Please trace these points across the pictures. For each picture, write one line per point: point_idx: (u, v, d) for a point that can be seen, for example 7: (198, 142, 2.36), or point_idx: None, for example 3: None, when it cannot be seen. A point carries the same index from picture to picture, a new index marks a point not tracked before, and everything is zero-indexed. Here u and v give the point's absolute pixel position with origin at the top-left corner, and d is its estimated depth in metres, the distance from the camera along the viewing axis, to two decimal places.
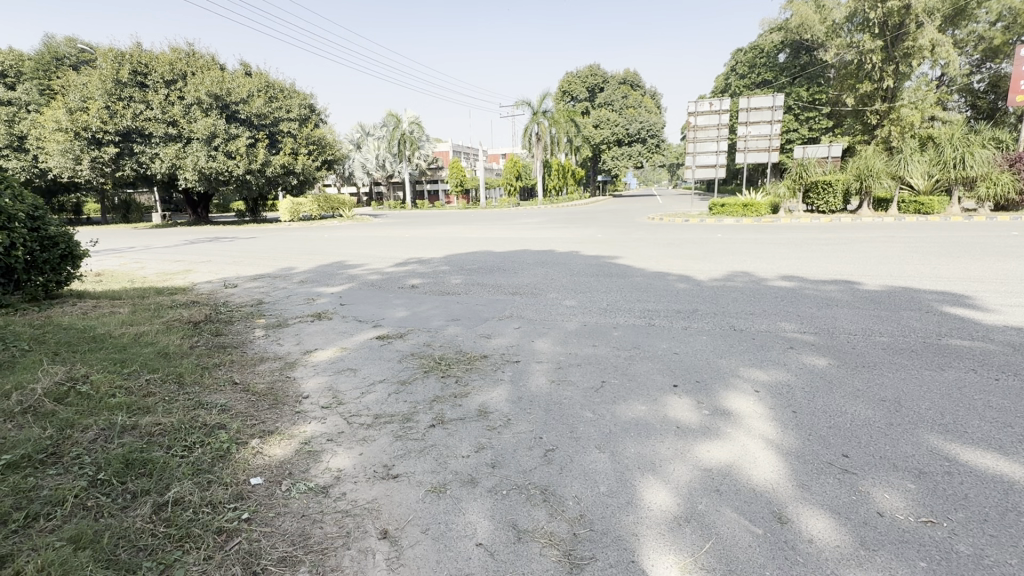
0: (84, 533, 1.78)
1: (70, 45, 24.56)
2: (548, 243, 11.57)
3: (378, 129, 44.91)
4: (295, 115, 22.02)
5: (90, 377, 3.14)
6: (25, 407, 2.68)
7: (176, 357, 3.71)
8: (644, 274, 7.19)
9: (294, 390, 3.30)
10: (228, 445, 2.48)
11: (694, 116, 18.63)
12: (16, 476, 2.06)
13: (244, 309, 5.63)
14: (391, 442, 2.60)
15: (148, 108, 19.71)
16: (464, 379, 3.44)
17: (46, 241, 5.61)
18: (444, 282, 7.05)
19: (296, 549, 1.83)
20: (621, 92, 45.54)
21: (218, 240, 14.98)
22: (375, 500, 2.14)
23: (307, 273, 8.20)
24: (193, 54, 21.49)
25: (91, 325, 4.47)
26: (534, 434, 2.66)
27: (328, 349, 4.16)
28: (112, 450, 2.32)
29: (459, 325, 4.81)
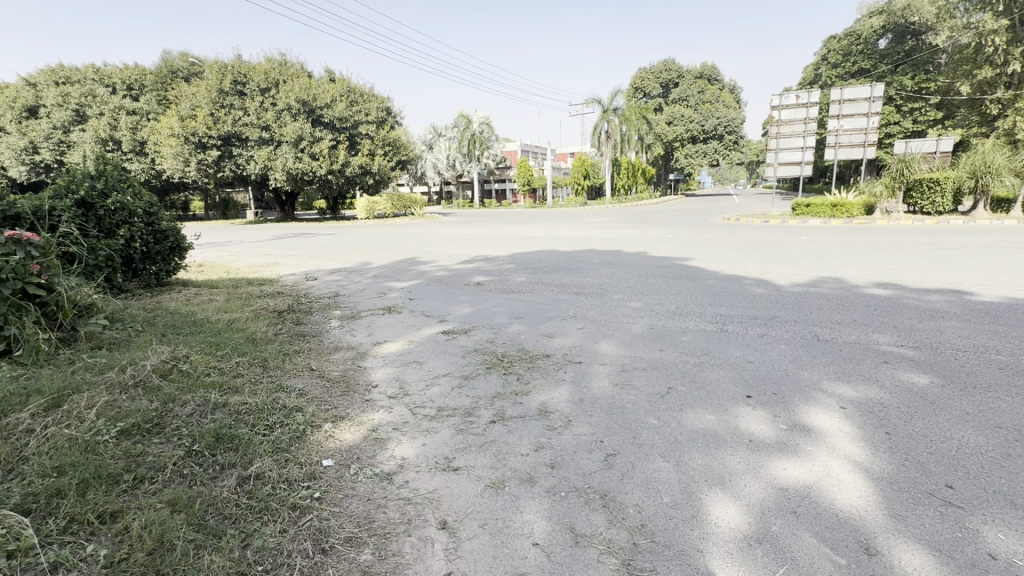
0: (180, 498, 1.96)
1: (183, 59, 27.42)
2: (615, 243, 11.32)
3: (450, 130, 46.19)
4: (373, 118, 23.22)
5: (190, 357, 3.48)
6: (136, 380, 3.00)
7: (262, 342, 4.03)
8: (717, 277, 6.84)
9: (364, 378, 3.47)
10: (304, 428, 2.65)
11: (778, 110, 17.44)
12: (128, 442, 2.32)
13: (322, 300, 5.99)
14: (454, 435, 2.66)
15: (245, 114, 21.50)
16: (526, 377, 3.44)
17: (159, 234, 6.30)
18: (509, 280, 7.12)
19: (361, 531, 1.92)
20: (698, 86, 43.81)
21: (301, 236, 16.07)
22: (436, 490, 2.19)
23: (380, 268, 8.60)
24: (285, 64, 23.33)
25: (193, 310, 4.96)
26: (595, 437, 2.60)
27: (396, 342, 4.32)
28: (206, 425, 2.55)
29: (522, 323, 4.83)
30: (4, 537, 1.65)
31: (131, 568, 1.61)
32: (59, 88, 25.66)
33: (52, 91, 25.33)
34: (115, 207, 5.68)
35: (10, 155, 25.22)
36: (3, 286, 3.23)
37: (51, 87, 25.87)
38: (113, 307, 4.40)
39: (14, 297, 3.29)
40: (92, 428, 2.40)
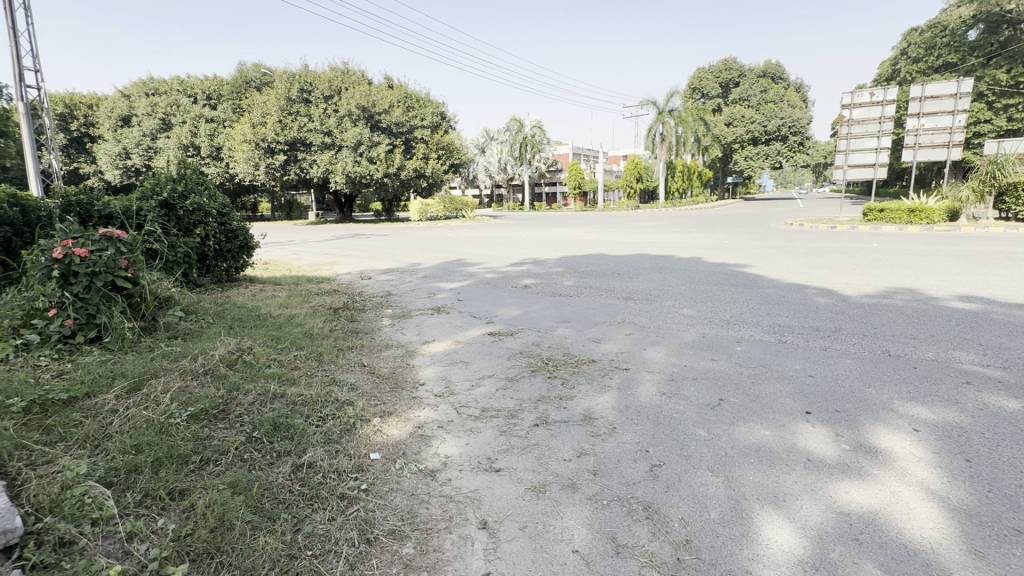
0: (240, 480, 2.10)
1: (255, 70, 28.91)
2: (668, 248, 11.02)
3: (502, 134, 46.67)
4: (428, 122, 23.83)
5: (253, 349, 3.71)
6: (206, 368, 3.24)
7: (318, 337, 4.23)
8: (777, 285, 6.51)
9: (412, 376, 3.57)
10: (354, 421, 2.76)
11: (849, 109, 16.38)
12: (196, 426, 2.50)
13: (375, 299, 6.21)
14: (497, 436, 2.68)
15: (310, 121, 22.74)
16: (571, 382, 3.42)
17: (230, 233, 6.77)
18: (557, 283, 7.08)
19: (404, 524, 1.97)
20: (761, 86, 41.95)
21: (358, 237, 16.74)
22: (477, 490, 2.21)
23: (430, 269, 8.79)
24: (348, 72, 24.45)
25: (257, 305, 5.28)
26: (639, 446, 2.54)
27: (444, 342, 4.40)
28: (265, 414, 2.71)
29: (569, 327, 4.79)
30: (89, 504, 1.83)
31: (195, 543, 1.73)
32: (149, 99, 28.14)
33: (143, 102, 27.84)
34: (193, 208, 6.16)
35: (107, 160, 27.94)
36: (97, 278, 3.59)
37: (142, 98, 28.41)
38: (188, 300, 4.77)
39: (106, 288, 3.65)
40: (166, 411, 2.61)
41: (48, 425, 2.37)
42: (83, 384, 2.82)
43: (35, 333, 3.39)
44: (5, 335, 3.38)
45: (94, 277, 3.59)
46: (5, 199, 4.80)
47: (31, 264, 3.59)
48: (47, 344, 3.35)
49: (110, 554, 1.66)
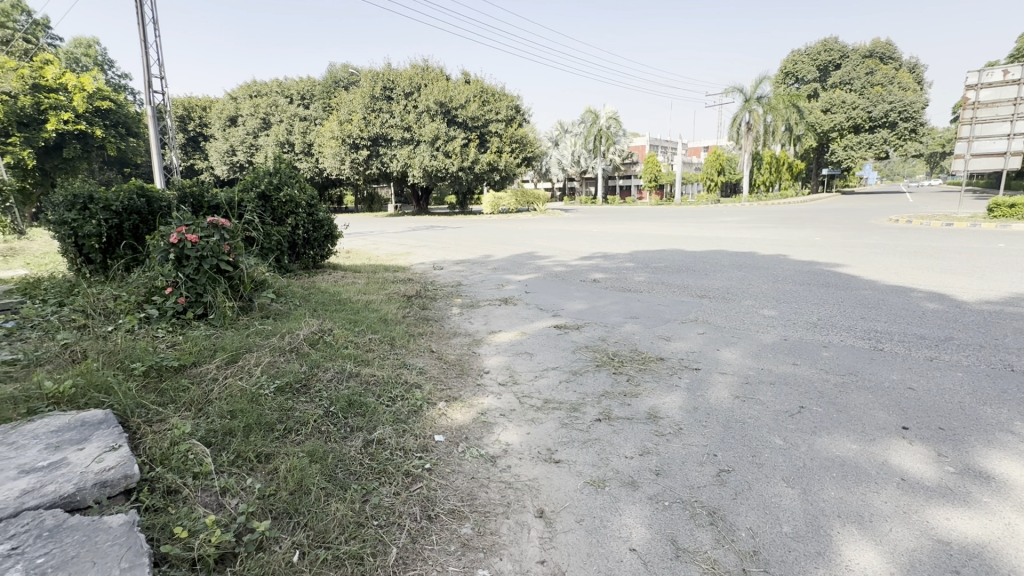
0: (317, 450, 2.27)
1: (344, 70, 30.62)
2: (750, 245, 10.34)
3: (576, 126, 46.09)
4: (503, 116, 24.04)
5: (333, 330, 3.98)
6: (292, 346, 3.52)
7: (392, 323, 4.46)
8: (876, 287, 5.90)
9: (478, 364, 3.65)
10: (421, 403, 2.89)
11: (975, 90, 14.38)
12: (282, 397, 2.73)
13: (446, 289, 6.41)
14: (558, 428, 2.68)
15: (391, 117, 23.81)
16: (636, 378, 3.33)
17: (317, 223, 7.27)
18: (627, 279, 6.90)
19: (463, 505, 2.04)
20: (867, 67, 38.03)
21: (433, 229, 17.35)
22: (536, 479, 2.23)
23: (500, 261, 8.92)
24: (428, 69, 25.25)
25: (339, 290, 5.65)
26: (707, 449, 2.43)
27: (510, 332, 4.46)
28: (341, 391, 2.90)
29: (637, 323, 4.66)
30: (191, 460, 2.06)
31: (276, 503, 1.90)
32: (252, 101, 30.86)
33: (247, 103, 30.58)
34: (286, 199, 6.69)
35: (217, 157, 31.10)
36: (204, 261, 4.03)
37: (246, 100, 31.17)
38: (280, 284, 5.21)
39: (212, 270, 4.08)
40: (257, 382, 2.88)
41: (162, 388, 2.70)
42: (191, 354, 3.18)
43: (155, 307, 3.88)
44: (132, 308, 3.89)
45: (202, 260, 4.02)
46: (134, 191, 5.49)
47: (153, 247, 4.10)
48: (165, 317, 3.82)
49: (205, 503, 1.87)
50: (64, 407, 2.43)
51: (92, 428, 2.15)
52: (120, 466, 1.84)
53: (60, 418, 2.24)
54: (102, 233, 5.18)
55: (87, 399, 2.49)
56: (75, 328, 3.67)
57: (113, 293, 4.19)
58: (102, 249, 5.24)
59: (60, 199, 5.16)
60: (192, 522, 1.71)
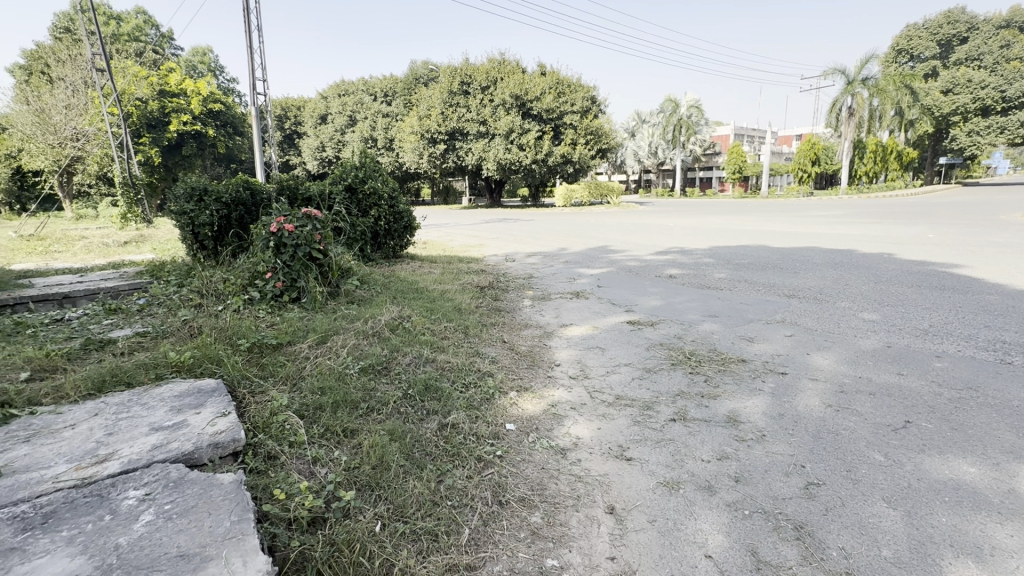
0: (396, 429, 2.39)
1: (424, 66, 31.40)
2: (848, 242, 9.43)
3: (654, 116, 44.35)
4: (579, 107, 23.65)
5: (411, 317, 4.16)
6: (375, 330, 3.74)
7: (466, 312, 4.58)
8: (1003, 292, 5.17)
9: (548, 356, 3.66)
10: (493, 391, 2.95)
11: None
12: (366, 378, 2.91)
13: (518, 280, 6.48)
14: (629, 425, 2.63)
15: (468, 111, 24.31)
16: (715, 380, 3.18)
17: (397, 215, 7.60)
18: (706, 275, 6.57)
19: (533, 494, 2.06)
20: (1002, 39, 33.12)
21: (506, 221, 17.55)
22: (607, 475, 2.20)
23: (573, 255, 8.83)
24: (504, 62, 25.42)
25: (417, 279, 5.90)
26: (793, 459, 2.28)
27: (582, 326, 4.42)
28: (418, 374, 3.04)
29: (717, 323, 4.44)
30: (288, 430, 2.26)
31: (360, 475, 2.03)
32: (341, 99, 32.77)
33: (337, 102, 32.56)
34: (370, 192, 7.07)
35: (309, 153, 33.55)
36: (299, 250, 4.38)
37: (335, 98, 33.15)
38: (363, 272, 5.52)
39: (304, 258, 4.42)
40: (344, 362, 3.10)
41: (263, 363, 2.98)
42: (287, 334, 3.46)
43: (257, 290, 4.27)
44: (237, 290, 4.31)
45: (297, 248, 4.38)
46: (240, 184, 6.05)
47: (255, 236, 4.51)
48: (265, 299, 4.20)
49: (299, 470, 2.03)
50: (184, 375, 2.75)
51: (207, 395, 2.42)
52: (230, 430, 2.05)
53: (182, 385, 2.56)
54: (213, 222, 5.78)
55: (202, 369, 2.80)
56: (193, 306, 4.13)
57: (223, 276, 4.66)
58: (213, 236, 5.85)
59: (181, 191, 5.81)
60: (288, 487, 1.87)
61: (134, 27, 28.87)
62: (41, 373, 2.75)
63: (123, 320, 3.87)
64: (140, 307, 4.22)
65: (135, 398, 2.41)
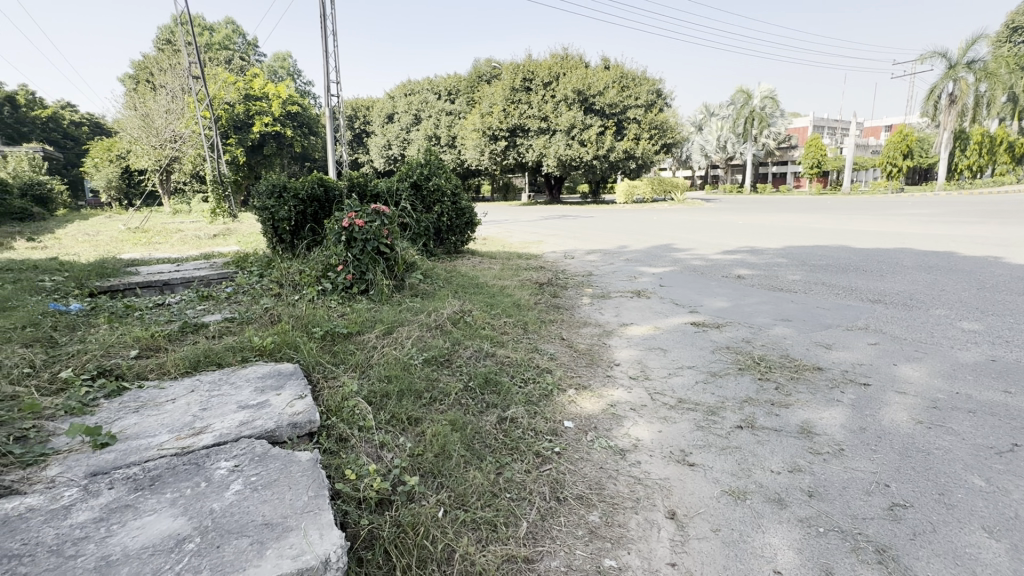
0: (458, 420, 2.46)
1: (488, 65, 30.98)
2: (946, 243, 8.55)
3: (724, 108, 42.32)
4: (642, 101, 23.11)
5: (472, 312, 4.24)
6: (437, 323, 3.85)
7: (525, 308, 4.62)
8: None
9: (608, 355, 3.61)
10: (552, 388, 2.96)
11: None
12: (429, 369, 3.01)
13: (577, 278, 6.43)
14: (693, 430, 2.54)
15: (529, 107, 24.32)
16: (787, 388, 3.00)
17: (459, 211, 7.76)
18: (779, 277, 6.20)
19: (592, 493, 2.05)
20: None
21: (565, 218, 17.43)
22: (668, 479, 2.15)
23: (634, 253, 8.63)
24: (567, 57, 25.21)
25: (477, 275, 6.00)
26: (876, 477, 2.11)
27: (643, 326, 4.32)
28: (478, 368, 3.10)
29: (790, 327, 4.18)
30: (357, 415, 2.38)
31: (423, 462, 2.11)
32: (407, 99, 33.88)
33: (403, 101, 33.68)
34: (434, 189, 7.27)
35: (377, 151, 35.03)
36: (368, 244, 4.60)
37: (401, 98, 34.29)
38: (426, 266, 5.70)
39: (373, 252, 4.64)
40: (409, 352, 3.22)
41: (334, 350, 3.16)
42: (357, 324, 3.65)
43: (329, 281, 4.53)
44: (312, 282, 4.59)
45: (366, 243, 4.61)
46: (315, 181, 6.42)
47: (328, 230, 4.78)
48: (336, 291, 4.45)
49: (367, 453, 2.14)
50: (266, 359, 2.97)
51: (286, 378, 2.61)
52: (306, 412, 2.20)
53: (263, 368, 2.77)
54: (291, 218, 6.20)
55: (281, 354, 3.02)
56: (273, 295, 4.45)
57: (299, 268, 4.98)
58: (291, 230, 6.27)
59: (263, 188, 6.24)
60: (358, 468, 1.98)
61: (225, 36, 31.34)
62: (147, 351, 3.07)
63: (214, 306, 4.24)
64: (227, 295, 4.60)
65: (224, 378, 2.64)
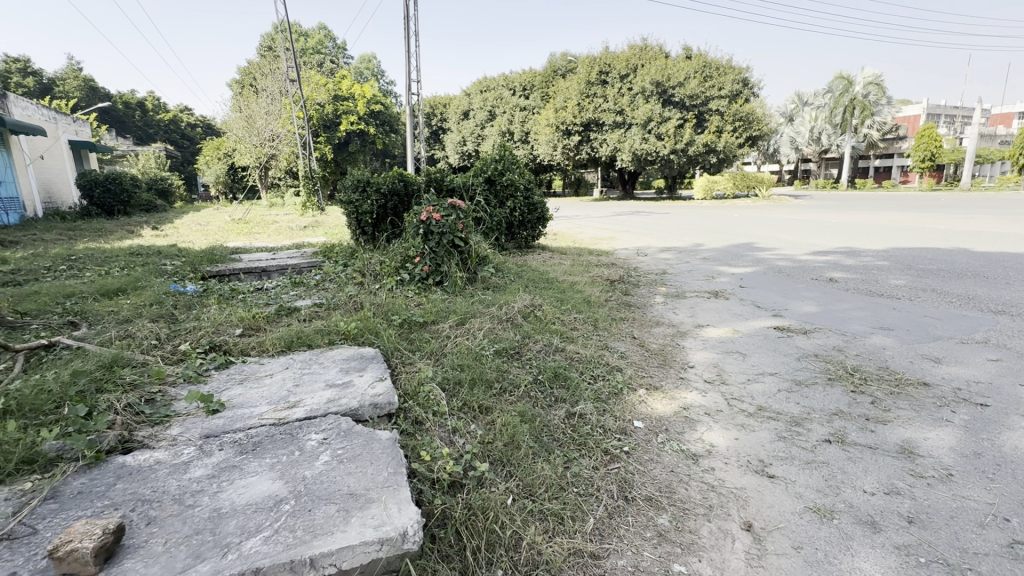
0: (527, 412, 2.49)
1: (563, 59, 30.85)
2: None
3: (820, 97, 38.91)
4: (726, 92, 21.90)
5: (542, 306, 4.26)
6: (508, 316, 3.92)
7: (595, 305, 4.57)
8: None
9: (681, 357, 3.49)
10: (622, 386, 2.91)
11: None
12: (500, 360, 3.08)
13: (650, 276, 6.25)
14: (773, 440, 2.39)
15: (605, 101, 23.83)
16: (885, 403, 2.73)
17: (531, 206, 7.79)
18: (879, 281, 5.63)
19: (661, 496, 2.00)
20: None
21: (638, 214, 16.93)
22: (744, 489, 2.05)
23: (712, 251, 8.22)
24: (646, 48, 24.36)
25: (548, 270, 6.01)
26: (991, 509, 1.88)
27: (720, 328, 4.12)
28: (547, 362, 3.12)
29: (890, 337, 3.80)
30: (431, 399, 2.49)
31: (493, 450, 2.17)
32: (482, 95, 34.43)
33: (479, 98, 34.24)
34: (507, 183, 7.36)
35: (452, 147, 36.01)
36: (443, 237, 4.78)
37: (477, 95, 34.90)
38: (498, 260, 5.79)
39: (448, 245, 4.81)
40: (481, 343, 3.31)
41: (411, 337, 3.32)
42: (432, 314, 3.80)
43: (407, 272, 4.76)
44: (391, 272, 4.83)
45: (442, 236, 4.79)
46: (395, 176, 6.74)
47: (407, 224, 5.00)
48: (413, 281, 4.66)
49: (440, 437, 2.23)
50: (350, 342, 3.19)
51: (368, 361, 2.79)
52: (386, 394, 2.34)
53: (347, 351, 2.97)
54: (373, 211, 6.56)
55: (363, 339, 3.22)
56: (357, 283, 4.75)
57: (380, 259, 5.26)
58: (373, 223, 6.64)
59: (349, 183, 6.65)
60: (432, 450, 2.07)
61: (318, 41, 33.55)
62: (250, 330, 3.41)
63: (305, 292, 4.60)
64: (317, 282, 4.97)
65: (314, 358, 2.87)
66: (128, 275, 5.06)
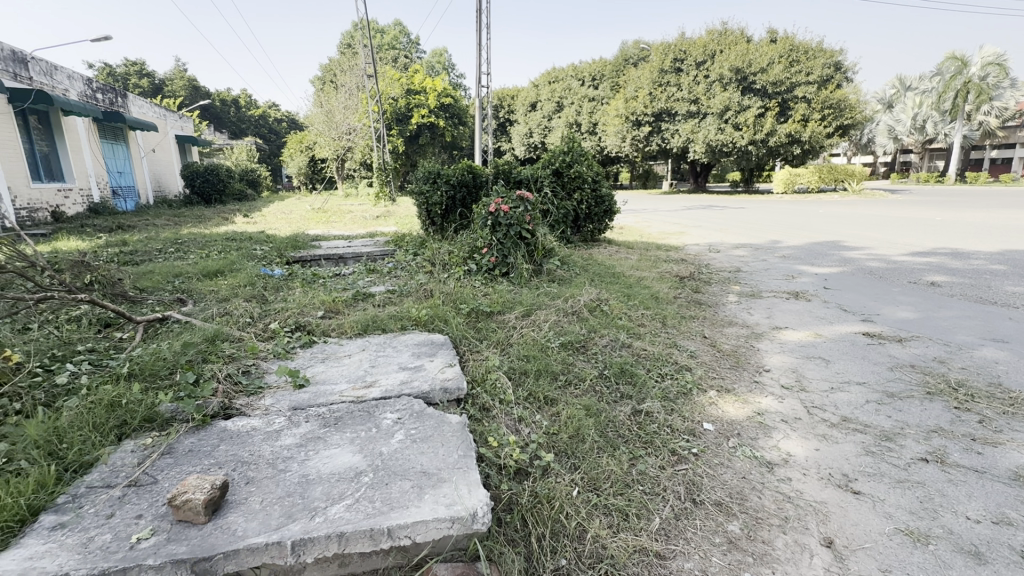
0: (592, 406, 2.48)
1: (636, 47, 29.97)
2: None
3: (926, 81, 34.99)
4: (815, 77, 20.20)
5: (608, 301, 4.19)
6: (574, 309, 3.90)
7: (663, 301, 4.44)
8: None
9: (756, 360, 3.31)
10: (691, 387, 2.82)
11: None
12: (565, 353, 3.09)
13: (723, 274, 5.96)
14: (860, 454, 2.22)
15: (678, 90, 22.86)
16: (996, 423, 2.45)
17: (599, 199, 7.66)
18: (992, 287, 5.01)
19: (732, 501, 1.93)
20: None
21: (711, 209, 16.15)
22: (825, 503, 1.92)
23: (792, 249, 7.69)
24: (726, 32, 22.97)
25: (614, 264, 5.91)
26: None
27: (800, 332, 3.86)
28: (613, 357, 3.08)
29: (1005, 350, 3.38)
30: (497, 387, 2.55)
31: (558, 441, 2.19)
32: (550, 86, 34.07)
33: (547, 89, 34.03)
34: (575, 175, 7.28)
35: (519, 139, 36.14)
36: (510, 228, 4.83)
37: (545, 86, 34.58)
38: (564, 253, 5.77)
39: (515, 236, 4.85)
40: (547, 335, 3.33)
41: (478, 326, 3.40)
42: (499, 304, 3.87)
43: (475, 263, 4.87)
44: (460, 262, 4.96)
45: (509, 228, 4.84)
46: (465, 168, 6.89)
47: (476, 215, 5.11)
48: (481, 271, 4.76)
49: (507, 424, 2.28)
50: (421, 329, 3.31)
51: (438, 348, 2.89)
52: (455, 379, 2.42)
53: (418, 337, 3.10)
54: (443, 202, 6.75)
55: (433, 326, 3.33)
56: (426, 272, 4.92)
57: (449, 249, 5.42)
58: (442, 214, 6.84)
59: (421, 174, 6.89)
60: (499, 437, 2.12)
61: (393, 37, 34.75)
62: (329, 312, 3.64)
63: (378, 278, 4.84)
64: (389, 269, 5.20)
65: (388, 342, 3.02)
66: (225, 258, 5.57)
